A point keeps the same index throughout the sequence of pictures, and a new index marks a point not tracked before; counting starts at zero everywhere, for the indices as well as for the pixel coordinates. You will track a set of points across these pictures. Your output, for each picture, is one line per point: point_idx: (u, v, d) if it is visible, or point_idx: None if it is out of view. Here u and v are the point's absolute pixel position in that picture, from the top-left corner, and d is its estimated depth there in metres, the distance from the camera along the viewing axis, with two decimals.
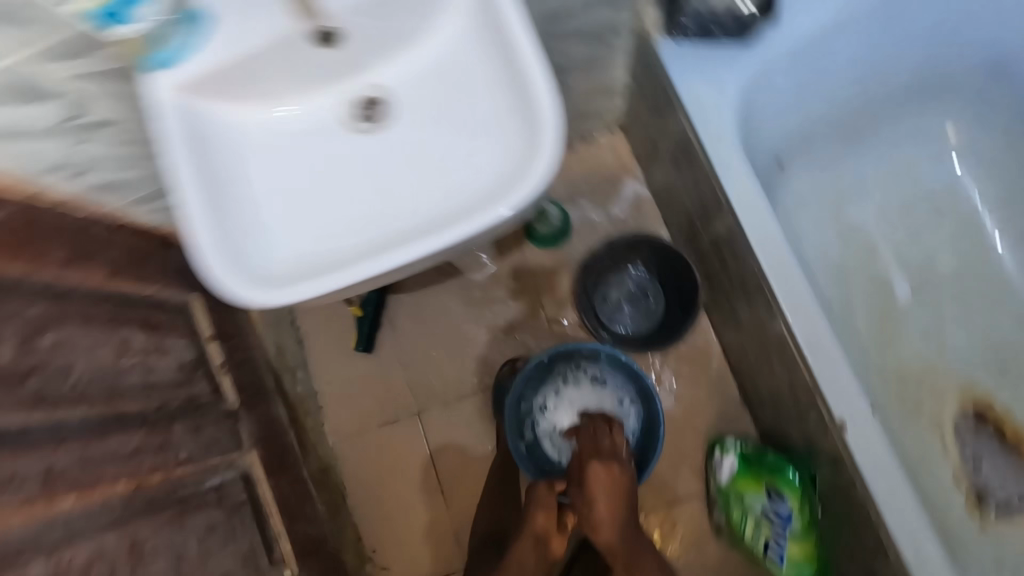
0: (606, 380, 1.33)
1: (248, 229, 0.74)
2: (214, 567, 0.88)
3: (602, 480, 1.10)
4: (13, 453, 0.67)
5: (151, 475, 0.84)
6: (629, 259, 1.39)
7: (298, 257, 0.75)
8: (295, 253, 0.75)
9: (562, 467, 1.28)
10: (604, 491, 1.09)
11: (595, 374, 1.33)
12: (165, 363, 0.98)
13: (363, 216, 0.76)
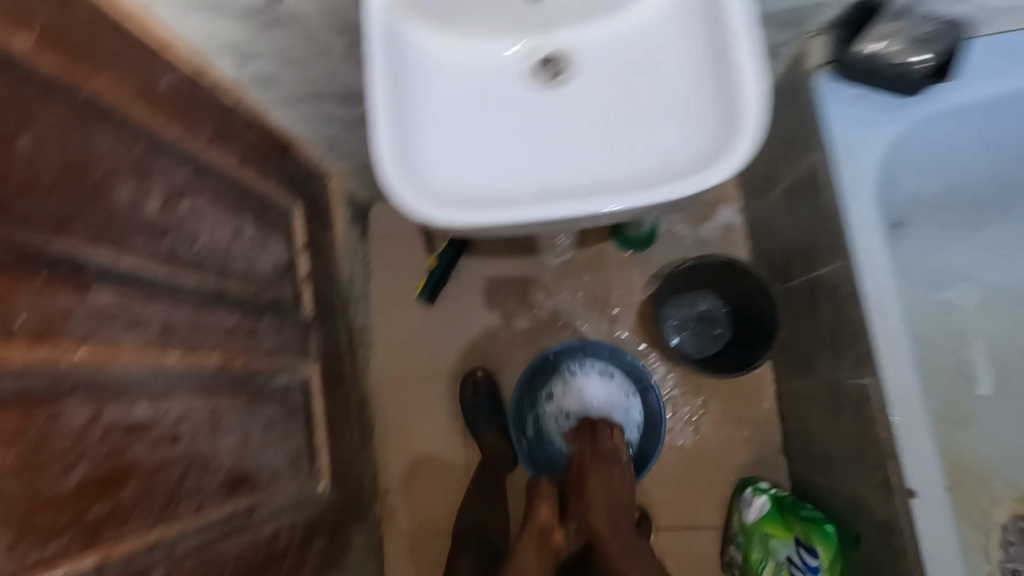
0: (612, 375, 1.32)
1: (422, 149, 0.68)
2: (268, 459, 0.91)
3: (603, 479, 1.16)
4: (142, 298, 0.70)
5: (237, 357, 0.87)
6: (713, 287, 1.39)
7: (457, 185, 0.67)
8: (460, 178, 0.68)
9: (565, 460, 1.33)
10: (604, 488, 1.15)
11: (601, 369, 1.33)
12: (265, 259, 1.01)
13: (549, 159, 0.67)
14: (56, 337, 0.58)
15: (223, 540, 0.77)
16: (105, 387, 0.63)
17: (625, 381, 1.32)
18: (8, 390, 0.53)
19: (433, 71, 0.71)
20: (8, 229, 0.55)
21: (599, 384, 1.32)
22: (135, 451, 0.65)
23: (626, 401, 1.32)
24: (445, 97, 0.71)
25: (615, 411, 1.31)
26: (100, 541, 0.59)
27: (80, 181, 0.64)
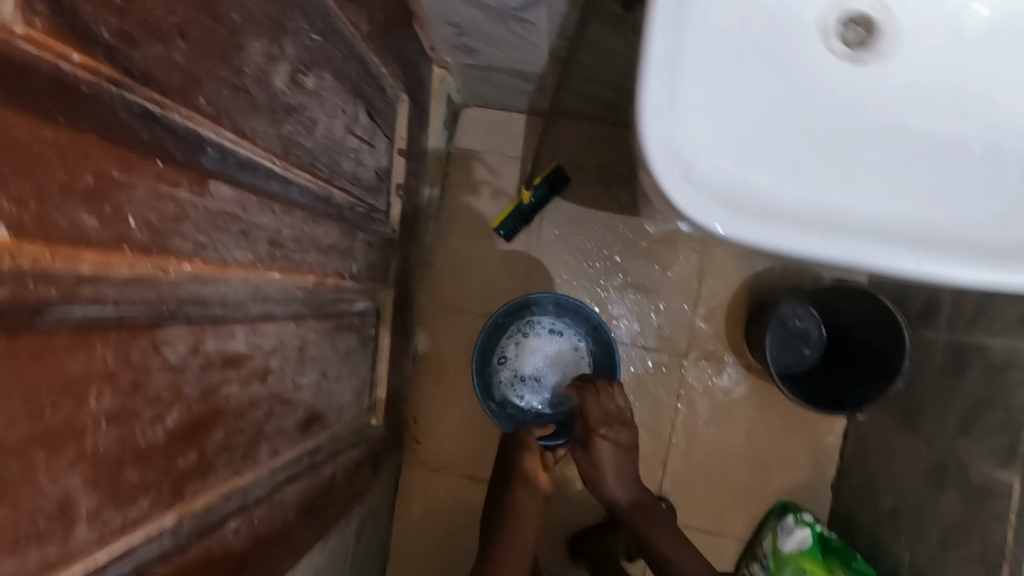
0: (561, 330, 1.29)
1: (695, 107, 0.47)
2: (337, 395, 0.80)
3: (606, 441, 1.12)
4: (256, 199, 0.55)
5: (329, 278, 0.73)
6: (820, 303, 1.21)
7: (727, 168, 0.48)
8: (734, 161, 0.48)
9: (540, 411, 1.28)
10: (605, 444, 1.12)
11: (551, 325, 1.28)
12: (369, 160, 0.84)
13: (841, 171, 0.50)
14: (166, 244, 0.43)
15: (291, 484, 0.68)
16: (206, 311, 0.49)
17: (573, 333, 1.29)
18: (108, 313, 0.39)
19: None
20: (124, 84, 0.38)
21: (547, 340, 1.29)
22: (227, 389, 0.53)
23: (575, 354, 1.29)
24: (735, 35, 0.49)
25: (566, 364, 1.29)
26: (182, 496, 0.49)
27: (212, 27, 0.46)
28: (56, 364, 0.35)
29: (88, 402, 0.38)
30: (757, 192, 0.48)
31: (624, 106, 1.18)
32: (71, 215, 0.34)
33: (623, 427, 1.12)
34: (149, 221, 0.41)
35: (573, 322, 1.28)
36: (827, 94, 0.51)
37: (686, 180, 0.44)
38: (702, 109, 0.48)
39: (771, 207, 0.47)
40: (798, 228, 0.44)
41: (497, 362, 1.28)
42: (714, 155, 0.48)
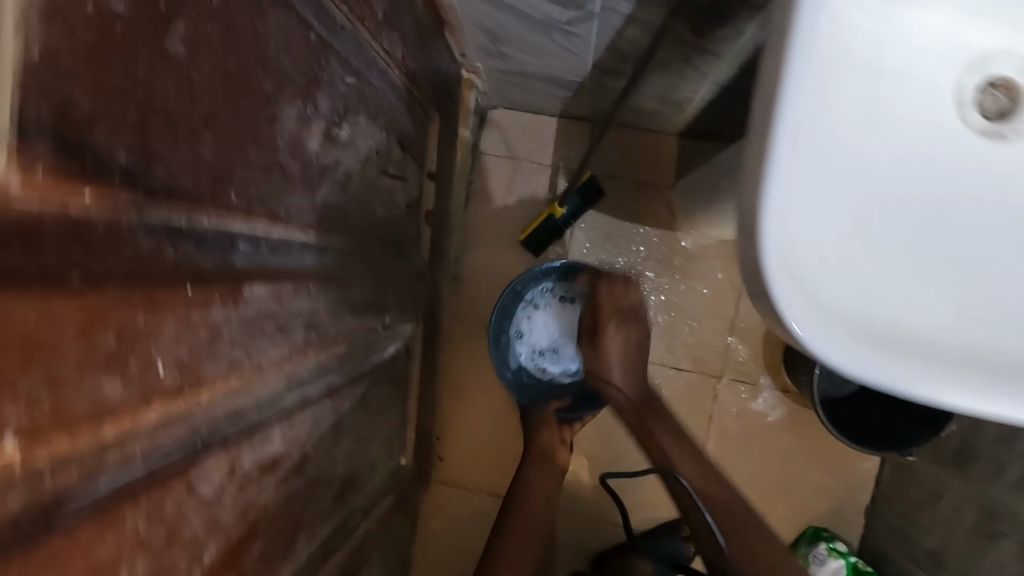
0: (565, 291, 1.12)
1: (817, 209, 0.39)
2: (369, 451, 0.75)
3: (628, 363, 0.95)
4: (292, 285, 0.48)
5: (361, 335, 0.67)
6: None
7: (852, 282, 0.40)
8: (858, 272, 0.40)
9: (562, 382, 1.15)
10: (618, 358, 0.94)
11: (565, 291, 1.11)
12: (401, 194, 0.77)
13: (975, 280, 0.42)
14: (200, 374, 0.37)
15: (327, 562, 0.63)
16: (242, 424, 0.44)
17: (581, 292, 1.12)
18: (138, 476, 0.33)
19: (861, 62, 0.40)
20: (145, 207, 0.31)
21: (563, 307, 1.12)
22: (264, 497, 0.48)
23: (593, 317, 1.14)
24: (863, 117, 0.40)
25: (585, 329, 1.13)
26: None
27: (244, 106, 0.39)
28: (85, 555, 0.30)
29: None
30: (881, 307, 0.40)
31: (669, 116, 1.10)
32: (91, 391, 0.28)
33: (633, 322, 0.96)
34: (179, 359, 0.35)
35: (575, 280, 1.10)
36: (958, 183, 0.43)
37: (803, 298, 0.37)
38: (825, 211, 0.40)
39: (904, 333, 0.39)
40: (943, 370, 0.37)
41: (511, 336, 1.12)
42: (833, 259, 0.39)
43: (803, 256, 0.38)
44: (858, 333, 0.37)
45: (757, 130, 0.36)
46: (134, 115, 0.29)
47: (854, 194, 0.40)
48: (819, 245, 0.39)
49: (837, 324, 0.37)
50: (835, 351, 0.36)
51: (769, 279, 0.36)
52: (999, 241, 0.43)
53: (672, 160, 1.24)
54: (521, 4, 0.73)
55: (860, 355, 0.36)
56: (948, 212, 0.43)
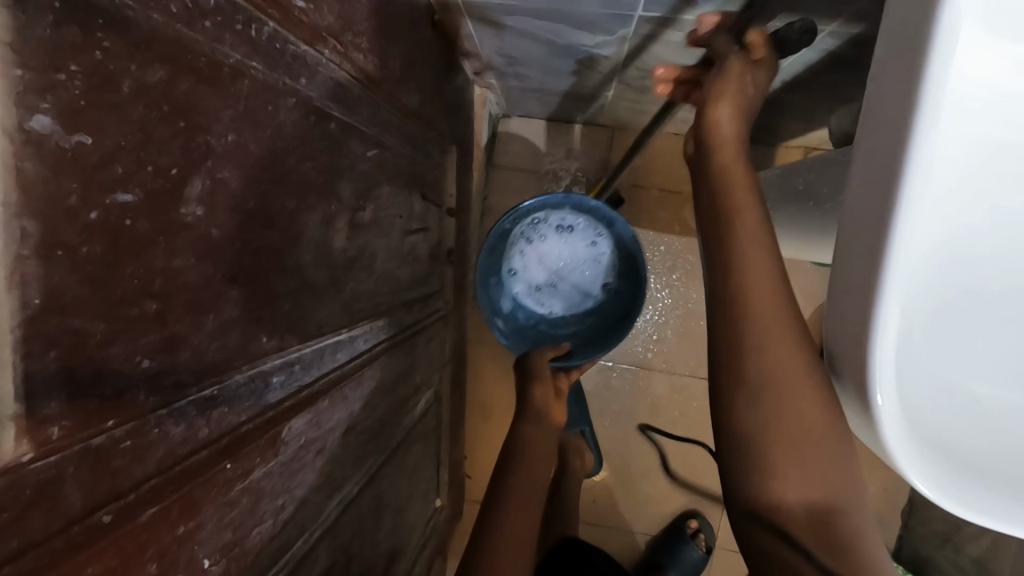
0: (570, 225, 0.89)
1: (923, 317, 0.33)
2: (406, 516, 0.72)
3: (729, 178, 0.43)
4: (328, 397, 0.45)
5: (394, 407, 0.63)
6: None
7: (959, 392, 0.34)
8: (965, 380, 0.35)
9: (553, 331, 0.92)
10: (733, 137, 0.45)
11: (560, 220, 0.88)
12: (424, 242, 0.72)
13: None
14: (246, 541, 0.34)
15: None
16: (288, 560, 0.41)
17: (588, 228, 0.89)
18: None
19: (978, 136, 0.33)
20: (176, 399, 0.27)
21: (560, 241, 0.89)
22: None
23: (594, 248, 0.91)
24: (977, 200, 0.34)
25: (586, 262, 0.91)
26: None
27: (268, 237, 0.34)
28: None
29: None
30: (994, 426, 0.34)
31: None
32: None
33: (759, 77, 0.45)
34: (224, 542, 0.31)
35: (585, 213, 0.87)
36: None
37: (910, 433, 0.31)
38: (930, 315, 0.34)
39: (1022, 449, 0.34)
40: None
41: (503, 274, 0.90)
42: (942, 371, 0.34)
43: (908, 381, 0.32)
44: (965, 462, 0.32)
45: (863, 239, 0.30)
46: (156, 310, 0.25)
47: (964, 292, 0.35)
48: (925, 357, 0.33)
49: (942, 454, 0.32)
50: (937, 487, 0.32)
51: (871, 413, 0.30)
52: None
53: None
54: (542, 30, 0.66)
55: (966, 491, 0.32)
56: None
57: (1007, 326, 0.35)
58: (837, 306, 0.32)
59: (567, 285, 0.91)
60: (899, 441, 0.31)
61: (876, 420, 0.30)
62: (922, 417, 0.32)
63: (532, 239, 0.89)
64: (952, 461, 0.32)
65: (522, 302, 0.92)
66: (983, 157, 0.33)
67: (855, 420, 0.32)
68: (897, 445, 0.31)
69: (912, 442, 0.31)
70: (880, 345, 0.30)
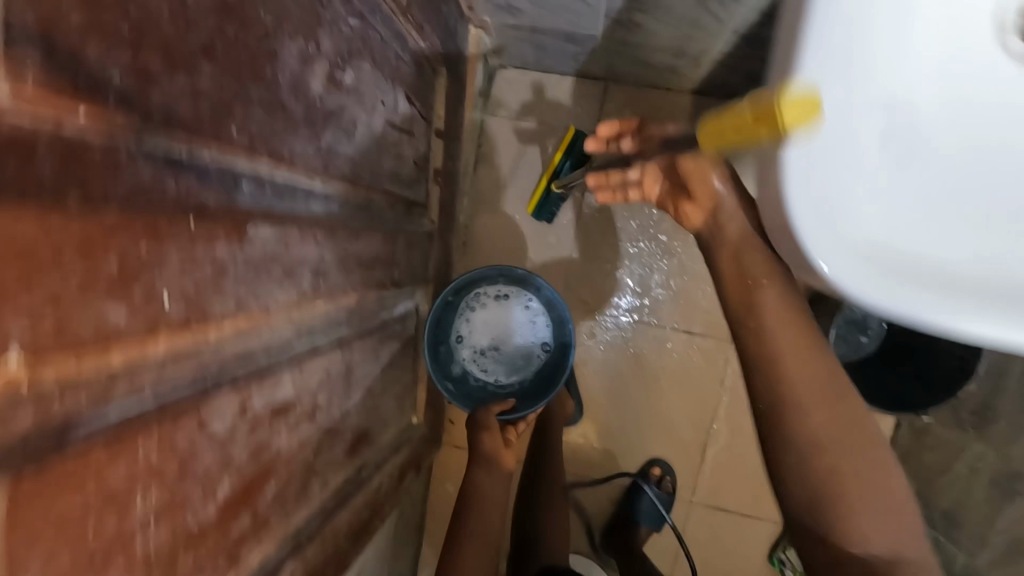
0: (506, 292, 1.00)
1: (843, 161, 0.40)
2: (382, 408, 0.76)
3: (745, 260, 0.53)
4: (299, 229, 0.48)
5: (373, 291, 0.67)
6: None
7: (872, 230, 0.41)
8: (877, 223, 0.42)
9: (499, 387, 1.04)
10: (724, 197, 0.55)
11: (497, 290, 1.00)
12: (409, 149, 0.75)
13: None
14: (207, 308, 0.37)
15: (341, 510, 0.65)
16: (252, 366, 0.44)
17: (522, 293, 1.01)
18: (146, 406, 0.33)
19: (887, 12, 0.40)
20: (147, 131, 0.31)
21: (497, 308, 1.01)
22: (277, 440, 0.49)
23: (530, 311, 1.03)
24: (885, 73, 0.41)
25: (523, 324, 1.02)
26: (239, 561, 0.46)
27: (242, 37, 0.37)
28: (99, 478, 0.30)
29: (135, 509, 0.33)
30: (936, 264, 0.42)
31: (688, 71, 1.08)
32: (95, 310, 0.28)
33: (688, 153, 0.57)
34: (185, 291, 0.35)
35: (517, 280, 0.99)
36: (997, 131, 0.44)
37: (828, 242, 0.38)
38: (850, 161, 0.41)
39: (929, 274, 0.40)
40: (970, 305, 0.38)
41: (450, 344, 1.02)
42: (873, 227, 0.42)
43: (828, 206, 0.39)
44: (921, 286, 0.39)
45: None
46: (127, 37, 0.28)
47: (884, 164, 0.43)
48: (845, 196, 0.40)
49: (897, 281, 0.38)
50: (895, 306, 0.38)
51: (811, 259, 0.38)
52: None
53: (689, 118, 1.21)
54: None
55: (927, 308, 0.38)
56: (990, 164, 0.44)
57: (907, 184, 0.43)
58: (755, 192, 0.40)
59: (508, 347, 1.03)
60: (844, 275, 0.38)
61: (816, 264, 0.38)
62: (841, 239, 0.39)
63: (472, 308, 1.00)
64: (887, 281, 0.38)
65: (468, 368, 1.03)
66: (890, 33, 0.41)
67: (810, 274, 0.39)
68: (832, 271, 0.38)
69: (831, 250, 0.38)
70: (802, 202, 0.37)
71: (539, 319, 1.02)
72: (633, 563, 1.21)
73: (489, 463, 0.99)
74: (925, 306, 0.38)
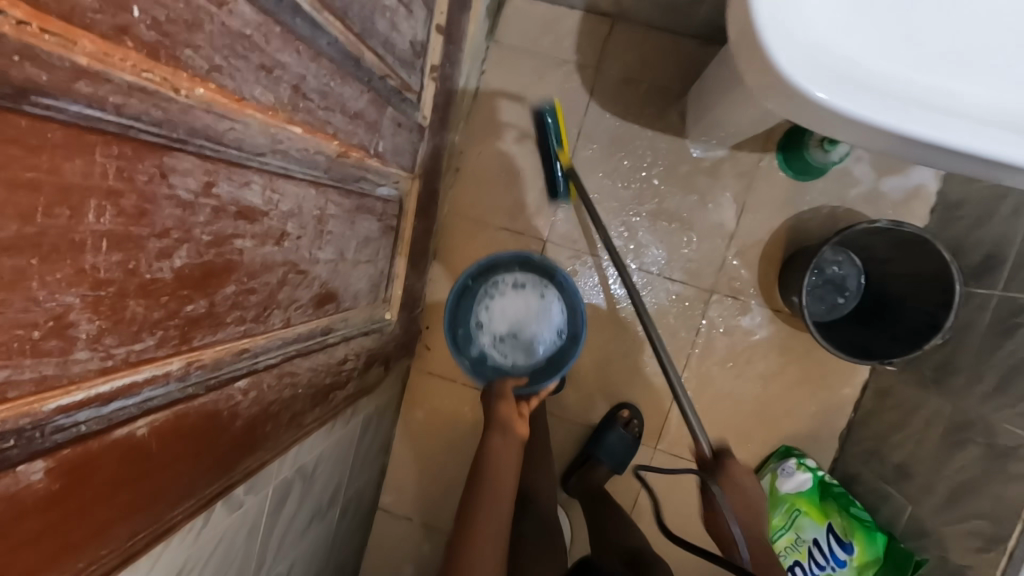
0: (521, 282, 1.18)
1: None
2: (354, 281, 0.77)
3: None
4: (281, 31, 0.48)
5: (354, 150, 0.68)
6: (848, 250, 1.15)
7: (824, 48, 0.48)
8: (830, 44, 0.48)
9: (515, 370, 1.19)
10: None
11: (514, 279, 1.18)
12: (406, 27, 0.76)
13: (988, 62, 0.51)
14: (177, 53, 0.38)
15: (302, 358, 0.66)
16: (222, 151, 0.45)
17: (535, 282, 1.19)
18: (109, 120, 0.34)
19: None
20: None
21: (514, 297, 1.18)
22: (241, 242, 0.50)
23: (545, 299, 1.19)
24: None
25: (539, 315, 1.18)
26: (191, 344, 0.46)
27: None
28: (53, 162, 0.31)
29: (87, 217, 0.34)
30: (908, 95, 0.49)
31: (695, 8, 1.08)
32: None
33: None
34: (156, 18, 0.35)
35: (531, 270, 1.17)
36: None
37: (782, 38, 0.45)
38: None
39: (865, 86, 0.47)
40: (892, 108, 0.45)
41: (473, 329, 1.19)
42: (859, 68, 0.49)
43: (787, 14, 0.45)
44: (898, 106, 0.45)
45: None
46: None
47: (864, 19, 0.50)
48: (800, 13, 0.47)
49: (876, 101, 0.45)
50: (884, 124, 0.45)
51: (806, 89, 0.44)
52: (1007, 29, 0.51)
53: (690, 64, 1.22)
54: None
55: (912, 124, 0.45)
56: (960, 11, 0.51)
57: (859, 21, 0.50)
58: (743, 49, 0.47)
59: (525, 334, 1.19)
60: (840, 100, 0.44)
61: (812, 92, 0.44)
62: (796, 40, 0.45)
63: (491, 297, 1.18)
64: (826, 77, 0.45)
65: (488, 351, 1.19)
66: None
67: (805, 108, 0.46)
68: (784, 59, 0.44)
69: (782, 43, 0.44)
70: (790, 45, 0.45)
71: (553, 314, 1.19)
72: (597, 499, 1.24)
73: (504, 432, 1.01)
74: (856, 101, 0.45)
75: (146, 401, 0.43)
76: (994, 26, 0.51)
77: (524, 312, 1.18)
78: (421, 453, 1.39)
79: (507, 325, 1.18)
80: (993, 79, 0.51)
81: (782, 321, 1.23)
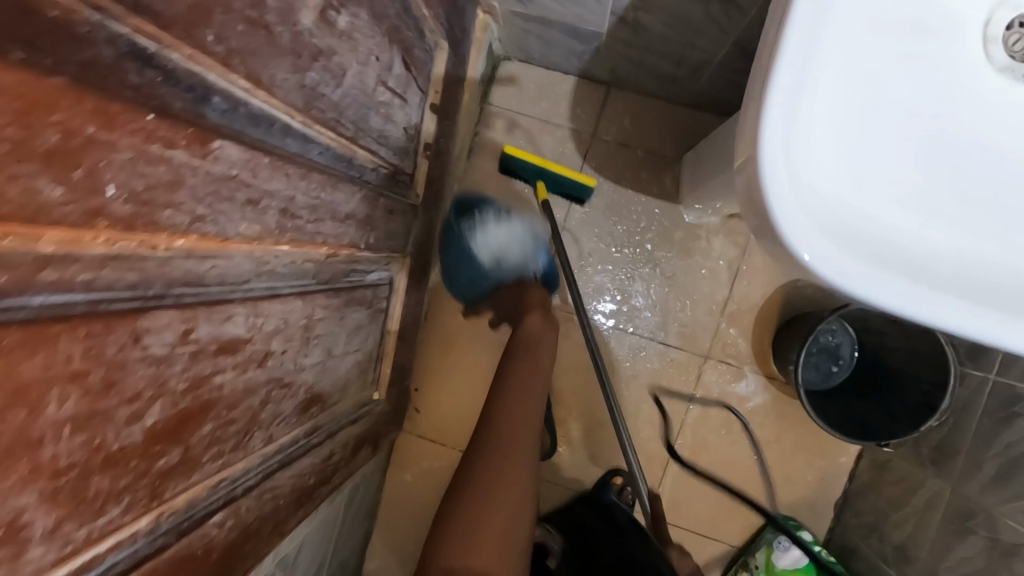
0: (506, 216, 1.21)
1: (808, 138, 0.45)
2: (342, 373, 0.74)
3: None
4: (268, 161, 0.46)
5: (344, 249, 0.65)
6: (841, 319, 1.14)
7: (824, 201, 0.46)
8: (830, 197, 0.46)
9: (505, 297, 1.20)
10: None
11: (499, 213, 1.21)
12: (401, 116, 0.74)
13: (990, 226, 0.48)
14: (156, 215, 0.35)
15: (284, 470, 0.63)
16: (202, 293, 0.42)
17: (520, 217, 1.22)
18: (76, 301, 0.31)
19: (868, 29, 0.46)
20: (110, 12, 0.29)
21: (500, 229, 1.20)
22: (221, 378, 0.47)
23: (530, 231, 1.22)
24: (863, 79, 0.47)
25: (524, 244, 1.20)
26: (161, 498, 0.43)
27: None
28: (8, 367, 0.28)
29: (47, 410, 0.31)
30: (904, 254, 0.46)
31: (692, 82, 1.09)
32: (27, 183, 0.26)
33: None
34: (133, 189, 0.33)
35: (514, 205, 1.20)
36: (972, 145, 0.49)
37: (781, 193, 0.42)
38: (814, 140, 0.46)
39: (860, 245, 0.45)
40: (882, 275, 0.43)
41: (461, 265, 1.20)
42: (853, 220, 0.46)
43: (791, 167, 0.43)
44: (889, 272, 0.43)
45: None
46: None
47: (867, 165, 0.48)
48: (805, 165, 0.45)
49: (866, 266, 0.43)
50: (868, 293, 0.42)
51: (794, 248, 0.42)
52: (1016, 186, 0.49)
53: (684, 131, 1.22)
54: None
55: (901, 297, 0.42)
56: (967, 166, 0.49)
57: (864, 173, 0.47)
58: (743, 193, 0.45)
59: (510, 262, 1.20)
60: (826, 268, 0.42)
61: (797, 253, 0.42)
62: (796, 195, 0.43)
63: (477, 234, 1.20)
64: (819, 237, 0.42)
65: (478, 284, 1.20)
66: (870, 46, 0.46)
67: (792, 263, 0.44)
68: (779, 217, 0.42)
69: (781, 200, 0.42)
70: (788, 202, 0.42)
71: (536, 242, 1.20)
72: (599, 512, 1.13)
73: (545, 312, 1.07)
74: (845, 265, 0.42)
75: (110, 569, 0.39)
76: (999, 190, 0.49)
77: (510, 241, 1.20)
78: (408, 517, 1.34)
79: (490, 255, 1.21)
80: (995, 243, 0.48)
81: (777, 388, 1.22)
